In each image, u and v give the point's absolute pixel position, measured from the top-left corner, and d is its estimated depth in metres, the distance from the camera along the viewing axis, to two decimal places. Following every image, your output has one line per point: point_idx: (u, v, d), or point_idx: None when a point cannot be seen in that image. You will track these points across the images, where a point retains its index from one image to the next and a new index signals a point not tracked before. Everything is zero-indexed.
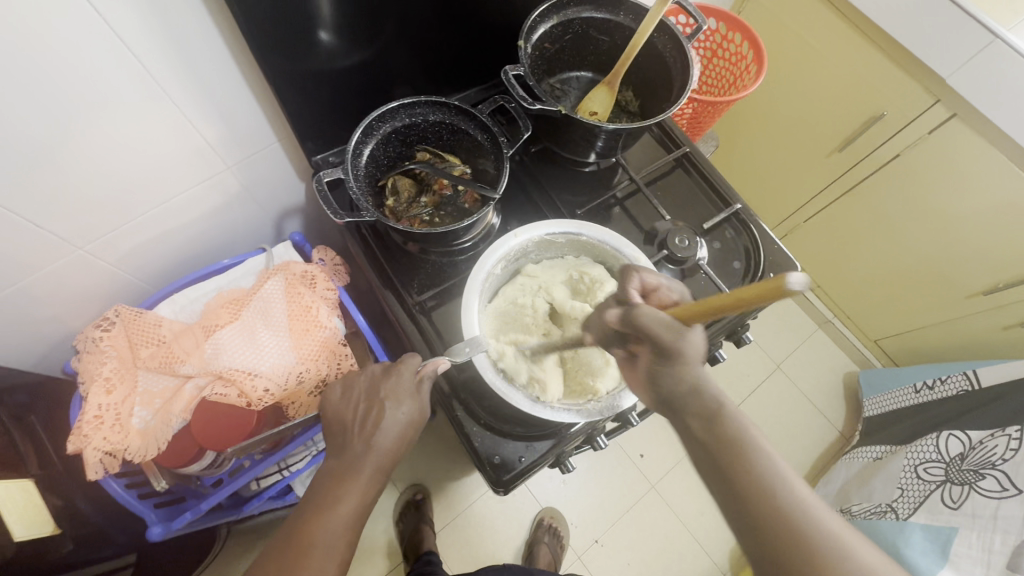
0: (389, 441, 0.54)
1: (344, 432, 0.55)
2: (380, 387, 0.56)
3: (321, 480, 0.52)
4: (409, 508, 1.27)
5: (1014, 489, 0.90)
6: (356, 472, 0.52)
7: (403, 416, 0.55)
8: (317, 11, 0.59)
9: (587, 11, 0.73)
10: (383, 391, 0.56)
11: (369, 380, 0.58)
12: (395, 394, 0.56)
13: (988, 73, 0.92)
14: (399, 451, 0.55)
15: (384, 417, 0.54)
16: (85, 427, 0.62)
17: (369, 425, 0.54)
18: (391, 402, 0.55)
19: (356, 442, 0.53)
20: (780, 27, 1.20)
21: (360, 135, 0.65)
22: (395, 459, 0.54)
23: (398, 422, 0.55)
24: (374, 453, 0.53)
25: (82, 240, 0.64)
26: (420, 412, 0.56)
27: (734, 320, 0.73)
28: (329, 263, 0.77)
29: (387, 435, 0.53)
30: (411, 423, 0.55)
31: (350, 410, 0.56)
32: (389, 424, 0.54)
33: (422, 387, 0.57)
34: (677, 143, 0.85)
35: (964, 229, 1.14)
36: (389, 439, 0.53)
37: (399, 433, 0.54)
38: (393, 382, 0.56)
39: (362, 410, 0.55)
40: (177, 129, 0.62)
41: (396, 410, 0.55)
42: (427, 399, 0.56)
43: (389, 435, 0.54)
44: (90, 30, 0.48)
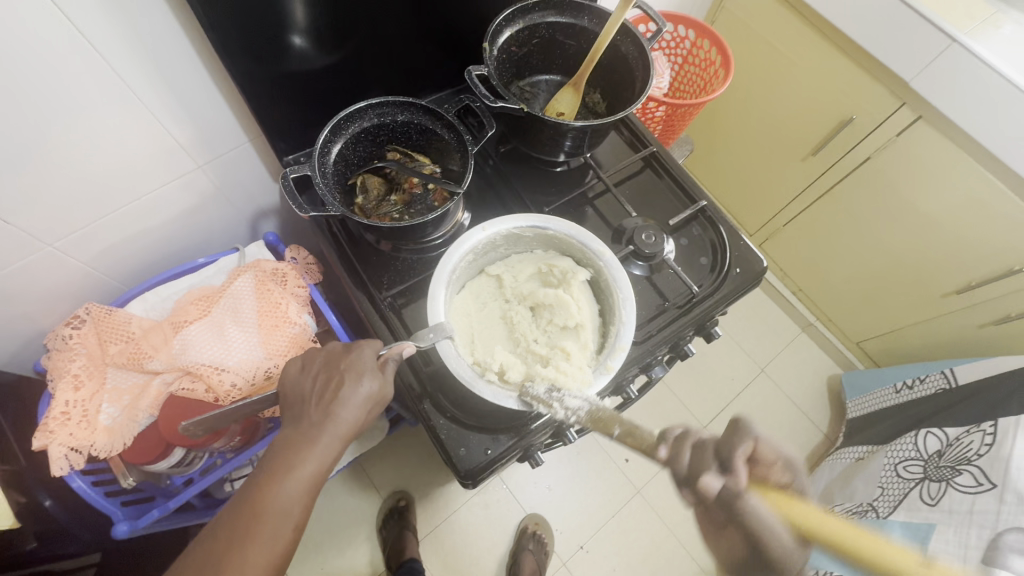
0: (352, 414, 0.54)
1: (301, 403, 0.55)
2: (341, 362, 0.57)
3: (275, 450, 0.52)
4: (392, 515, 1.26)
5: (989, 484, 0.91)
6: (314, 440, 0.53)
7: (366, 391, 0.55)
8: (287, 14, 0.61)
9: (552, 16, 0.76)
10: (344, 365, 0.57)
11: (329, 356, 0.58)
12: (357, 368, 0.56)
13: (947, 75, 0.95)
14: (360, 424, 0.56)
15: (344, 390, 0.55)
16: (51, 423, 0.62)
17: (328, 397, 0.55)
18: (351, 376, 0.56)
19: (318, 412, 0.54)
20: (752, 35, 1.24)
21: (329, 134, 0.67)
22: (355, 432, 0.56)
23: (359, 397, 0.55)
24: (334, 423, 0.53)
25: (52, 236, 0.64)
26: (382, 388, 0.57)
27: (701, 313, 0.74)
28: (302, 261, 0.79)
29: (350, 408, 0.54)
30: (373, 399, 0.56)
31: (308, 384, 0.56)
32: (351, 396, 0.55)
33: (387, 367, 0.58)
34: (645, 143, 0.86)
35: (933, 228, 1.16)
36: (351, 413, 0.54)
37: (361, 407, 0.55)
38: (356, 358, 0.57)
39: (321, 384, 0.56)
40: (148, 128, 0.63)
41: (358, 386, 0.55)
42: (389, 377, 0.58)
43: (351, 410, 0.54)
44: (55, 28, 0.49)
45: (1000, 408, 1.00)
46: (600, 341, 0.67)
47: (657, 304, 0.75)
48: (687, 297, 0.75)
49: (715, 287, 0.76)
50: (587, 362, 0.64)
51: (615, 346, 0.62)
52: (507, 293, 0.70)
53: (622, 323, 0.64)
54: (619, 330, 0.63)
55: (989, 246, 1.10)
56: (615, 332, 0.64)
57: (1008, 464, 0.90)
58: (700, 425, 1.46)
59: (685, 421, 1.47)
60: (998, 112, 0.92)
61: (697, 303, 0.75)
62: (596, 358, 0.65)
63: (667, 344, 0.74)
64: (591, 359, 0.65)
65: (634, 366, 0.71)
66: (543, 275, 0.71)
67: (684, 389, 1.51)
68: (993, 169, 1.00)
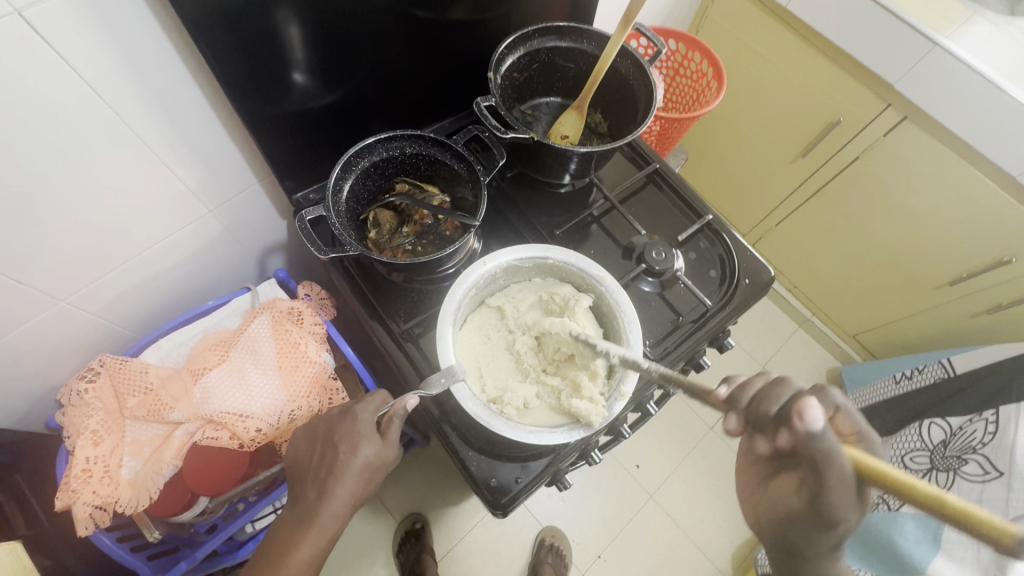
0: (349, 488, 0.54)
1: (303, 477, 0.56)
2: (338, 430, 0.56)
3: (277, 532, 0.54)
4: (409, 538, 1.25)
5: (996, 472, 0.93)
6: (311, 521, 0.53)
7: (363, 460, 0.54)
8: (292, 54, 0.61)
9: (552, 41, 0.76)
10: (338, 435, 0.56)
11: (328, 425, 0.58)
12: (353, 437, 0.55)
13: (931, 78, 0.98)
14: (360, 494, 0.55)
15: (341, 463, 0.54)
16: (73, 482, 0.61)
17: (326, 471, 0.55)
18: (347, 445, 0.55)
19: (314, 490, 0.54)
20: (737, 43, 1.26)
21: (339, 172, 0.67)
22: (356, 500, 0.55)
23: (356, 468, 0.54)
24: (330, 501, 0.53)
25: (64, 291, 0.63)
26: (381, 453, 0.55)
27: (715, 326, 0.75)
28: (315, 297, 0.79)
29: (344, 483, 0.54)
30: (373, 465, 0.55)
31: (310, 456, 0.57)
32: (348, 468, 0.54)
33: (388, 430, 0.56)
34: (647, 160, 0.88)
35: (922, 224, 1.19)
36: (346, 488, 0.54)
37: (358, 478, 0.55)
38: (351, 426, 0.56)
39: (319, 455, 0.57)
40: (158, 176, 0.63)
41: (356, 455, 0.54)
42: (393, 440, 0.55)
43: (347, 485, 0.54)
44: (66, 85, 0.48)
45: (999, 396, 1.02)
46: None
47: (670, 320, 0.76)
48: (700, 310, 0.76)
49: (726, 300, 0.77)
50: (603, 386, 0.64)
51: (625, 370, 0.62)
52: (511, 323, 0.70)
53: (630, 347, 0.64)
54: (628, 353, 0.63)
55: (977, 238, 1.13)
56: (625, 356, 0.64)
57: (1012, 451, 0.93)
58: (708, 427, 1.48)
59: (692, 423, 1.49)
60: (981, 109, 0.95)
61: (711, 316, 0.76)
62: (608, 384, 0.64)
63: (684, 359, 0.75)
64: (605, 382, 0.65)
65: (654, 383, 0.72)
66: (543, 302, 0.71)
67: (689, 392, 1.53)
68: (978, 164, 1.03)
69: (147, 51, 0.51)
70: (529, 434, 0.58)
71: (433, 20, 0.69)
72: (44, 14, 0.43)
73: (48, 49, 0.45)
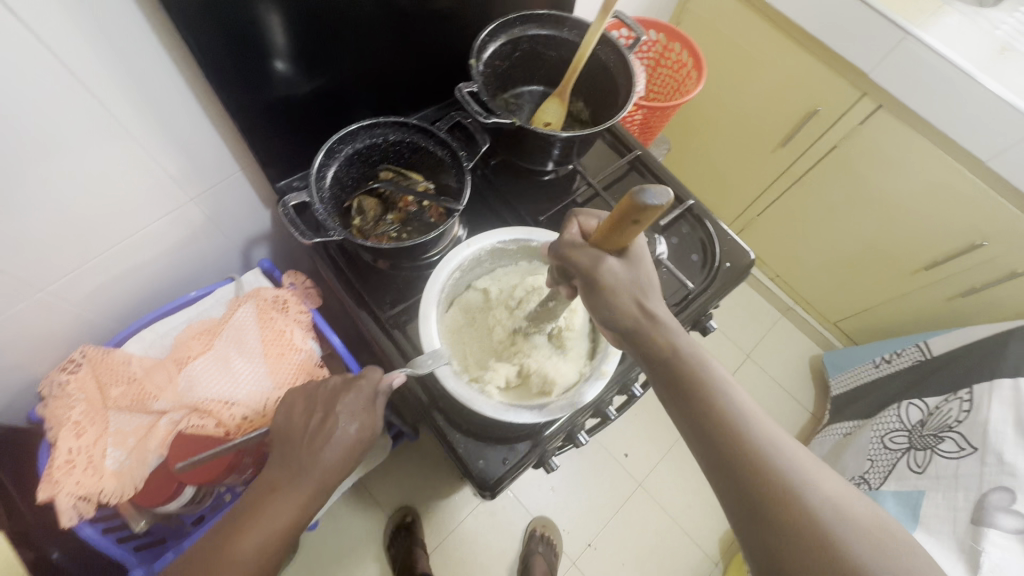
0: (338, 456, 0.54)
1: (292, 443, 0.56)
2: (335, 399, 0.57)
3: (258, 495, 0.53)
4: (399, 531, 1.25)
5: (970, 448, 0.96)
6: (296, 488, 0.53)
7: (355, 431, 0.55)
8: (273, 41, 0.60)
9: (533, 29, 0.77)
10: (337, 403, 0.56)
11: (326, 391, 0.59)
12: (350, 407, 0.56)
13: (904, 67, 1.00)
14: (347, 464, 0.56)
15: (333, 431, 0.55)
16: (56, 472, 0.60)
17: (317, 439, 0.55)
18: (342, 416, 0.55)
19: (304, 456, 0.54)
20: (717, 35, 1.28)
21: (322, 158, 0.67)
22: (343, 472, 0.55)
23: (348, 437, 0.55)
24: (320, 469, 0.54)
25: (43, 282, 0.63)
26: (372, 426, 0.57)
27: (697, 309, 0.77)
28: (301, 286, 0.78)
29: (334, 451, 0.54)
30: (362, 437, 0.56)
31: (300, 423, 0.57)
32: (339, 436, 0.55)
33: (378, 401, 0.57)
34: (629, 147, 0.89)
35: (898, 210, 1.22)
36: (336, 455, 0.54)
37: (347, 447, 0.55)
38: (348, 397, 0.56)
39: (312, 424, 0.56)
40: (139, 165, 0.62)
41: (348, 424, 0.55)
42: (381, 412, 0.57)
43: (336, 452, 0.54)
44: (44, 70, 0.48)
45: (973, 376, 1.06)
46: (592, 348, 0.69)
47: None
48: (683, 293, 0.77)
49: (708, 282, 0.79)
50: (584, 370, 0.65)
51: (607, 352, 0.64)
52: (494, 302, 0.70)
53: None
54: (610, 335, 0.64)
55: (951, 223, 1.16)
56: (606, 338, 0.65)
57: (986, 428, 0.95)
58: None
59: None
60: (953, 97, 0.98)
61: (692, 300, 0.77)
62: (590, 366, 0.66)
63: None
64: (586, 365, 0.66)
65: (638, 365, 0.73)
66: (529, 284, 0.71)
67: None
68: (950, 150, 1.06)
69: (127, 37, 0.51)
70: (508, 414, 0.59)
71: (415, 7, 0.69)
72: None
73: (26, 32, 0.45)
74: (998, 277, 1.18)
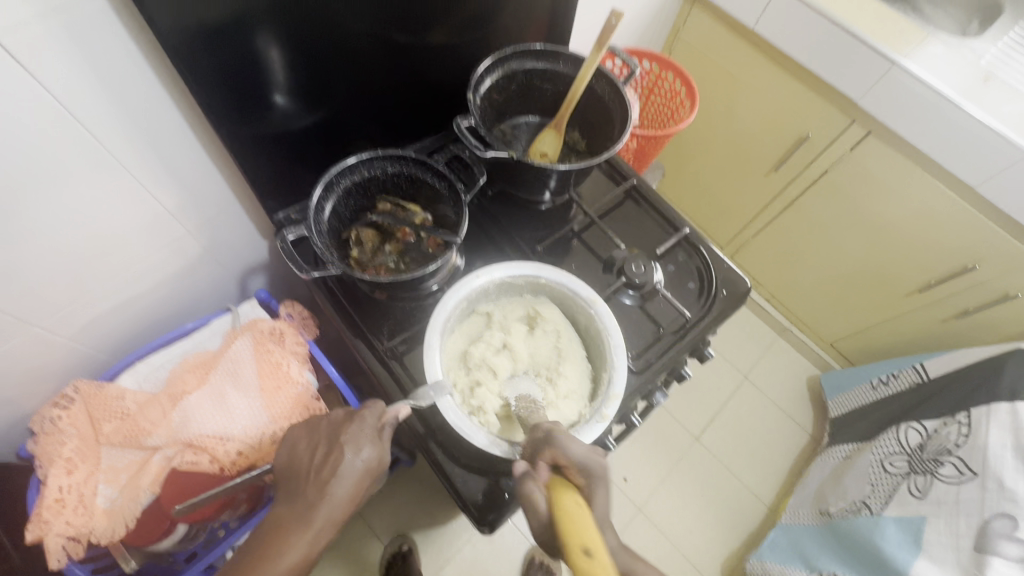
0: (346, 490, 0.53)
1: (300, 477, 0.54)
2: (340, 431, 0.55)
3: (265, 533, 0.52)
4: (395, 561, 1.23)
5: (970, 473, 0.95)
6: (307, 522, 0.51)
7: (362, 463, 0.54)
8: (271, 77, 0.61)
9: (529, 63, 0.79)
10: (342, 436, 0.54)
11: (331, 425, 0.57)
12: (355, 438, 0.54)
13: (891, 94, 1.03)
14: (357, 497, 0.54)
15: (342, 463, 0.53)
16: (44, 513, 0.60)
17: (326, 472, 0.53)
18: (350, 447, 0.54)
19: (311, 491, 0.53)
20: (709, 63, 1.31)
21: (322, 192, 0.68)
22: (352, 505, 0.54)
23: (356, 470, 0.53)
24: (328, 505, 0.52)
25: (38, 316, 0.62)
26: (380, 458, 0.55)
27: (696, 336, 0.77)
28: (297, 316, 0.78)
29: (343, 484, 0.53)
30: (370, 470, 0.54)
31: (305, 459, 0.55)
32: (347, 470, 0.53)
33: (384, 434, 0.56)
34: (625, 175, 0.90)
35: (890, 233, 1.24)
36: (345, 487, 0.53)
37: (357, 480, 0.54)
38: (355, 428, 0.55)
39: (319, 457, 0.55)
40: (136, 199, 0.62)
41: (356, 457, 0.54)
42: (387, 445, 0.56)
43: (346, 485, 0.53)
44: (44, 109, 0.48)
45: (971, 398, 1.06)
46: (593, 390, 0.68)
47: (652, 333, 0.77)
48: (680, 322, 0.78)
49: (705, 310, 0.79)
50: (583, 412, 0.64)
51: (609, 393, 0.63)
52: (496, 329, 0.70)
53: (613, 368, 0.65)
54: (611, 375, 0.64)
55: (943, 247, 1.17)
56: (608, 378, 0.65)
57: (985, 452, 0.95)
58: (693, 438, 1.49)
59: (678, 435, 1.50)
60: (940, 124, 1.00)
61: (691, 328, 0.77)
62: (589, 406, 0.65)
63: (666, 371, 0.76)
64: (586, 407, 0.65)
65: (637, 395, 0.73)
66: (531, 320, 0.71)
67: (673, 402, 1.55)
68: (939, 176, 1.08)
69: (125, 74, 0.52)
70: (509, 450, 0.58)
71: (412, 42, 0.70)
72: (21, 37, 0.43)
73: (25, 72, 0.45)
74: (992, 300, 1.18)
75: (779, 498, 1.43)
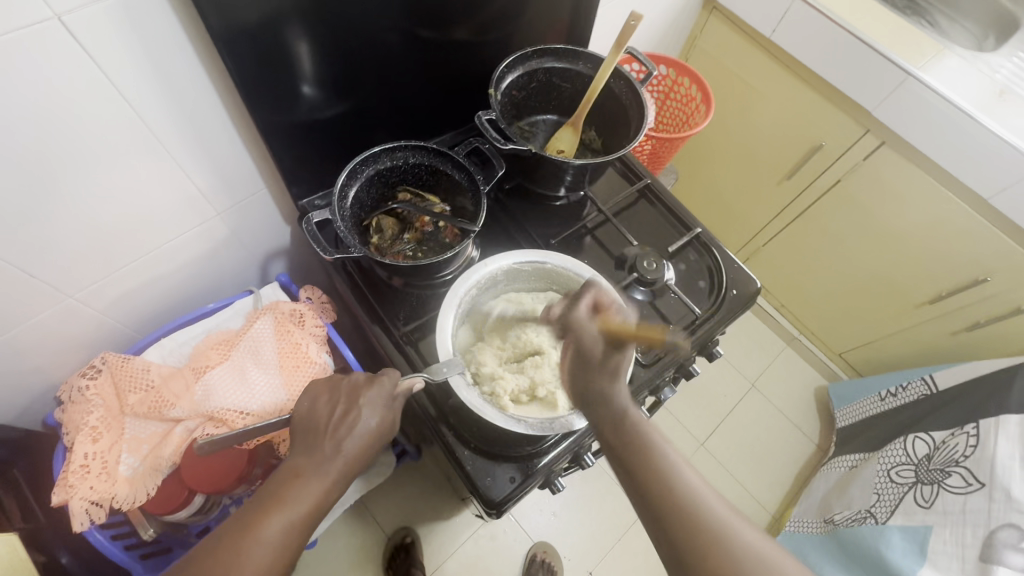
0: (361, 447, 0.55)
1: (318, 429, 0.56)
2: (360, 393, 0.58)
3: (280, 478, 0.53)
4: (398, 553, 1.24)
5: (978, 483, 0.95)
6: (323, 472, 0.53)
7: (376, 423, 0.57)
8: (302, 67, 0.64)
9: (550, 62, 0.81)
10: (361, 397, 0.57)
11: (350, 385, 0.59)
12: (372, 400, 0.57)
13: (905, 105, 1.04)
14: (368, 456, 0.57)
15: (359, 422, 0.56)
16: (71, 476, 0.62)
17: (343, 428, 0.55)
18: (366, 408, 0.57)
19: (328, 444, 0.55)
20: (724, 70, 1.32)
21: (345, 178, 0.70)
22: (364, 463, 0.56)
23: (370, 430, 0.56)
24: (344, 458, 0.54)
25: (72, 287, 0.65)
26: (391, 421, 0.58)
27: (705, 334, 0.78)
28: (316, 300, 0.82)
29: (358, 440, 0.55)
30: (381, 431, 0.57)
31: (323, 413, 0.57)
32: (362, 431, 0.56)
33: (399, 398, 0.59)
34: (639, 175, 0.92)
35: (901, 244, 1.24)
36: (360, 445, 0.55)
37: (370, 440, 0.56)
38: (371, 392, 0.58)
39: (337, 413, 0.57)
40: (170, 178, 0.64)
41: (371, 417, 0.57)
42: (398, 410, 0.59)
43: (361, 442, 0.55)
44: (97, 89, 0.51)
45: (980, 410, 1.06)
46: None
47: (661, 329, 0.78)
48: (690, 319, 0.79)
49: (715, 308, 0.80)
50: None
51: None
52: (517, 319, 0.72)
53: None
54: None
55: (955, 259, 1.17)
56: None
57: (992, 463, 0.95)
58: (698, 443, 1.49)
59: (683, 440, 1.50)
60: (955, 135, 1.00)
61: (700, 325, 0.78)
62: None
63: (674, 366, 0.77)
64: None
65: (645, 390, 0.74)
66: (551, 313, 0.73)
67: (678, 406, 1.55)
68: (953, 188, 1.09)
69: (172, 61, 0.54)
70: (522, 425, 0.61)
71: (437, 38, 0.73)
72: (79, 21, 0.46)
73: (81, 53, 0.48)
74: (1002, 313, 1.18)
75: (783, 507, 1.43)
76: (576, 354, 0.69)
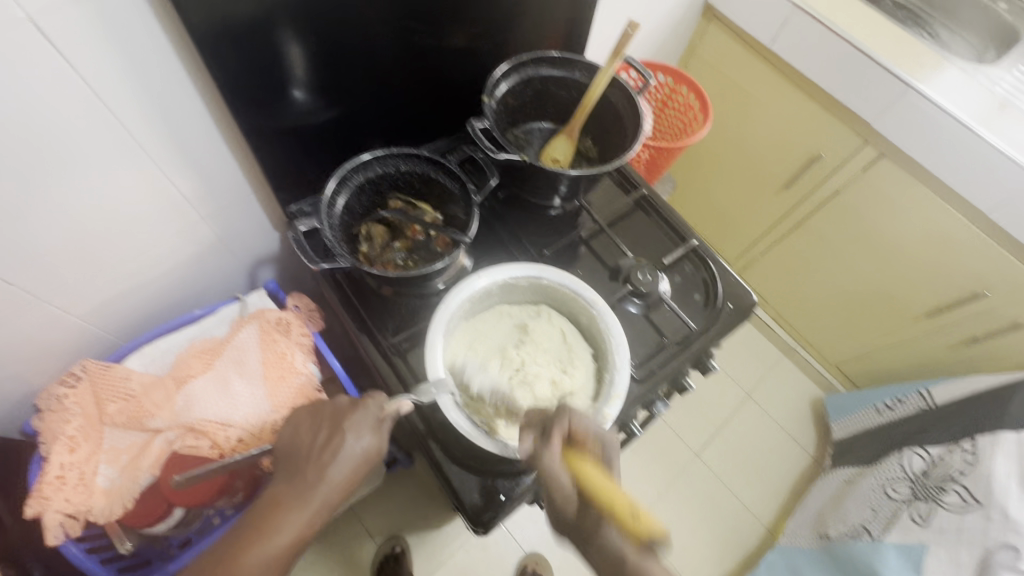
0: (344, 474, 0.53)
1: (301, 456, 0.55)
2: (343, 417, 0.55)
3: (261, 506, 0.53)
4: (387, 562, 1.22)
5: (974, 501, 0.94)
6: (303, 500, 0.52)
7: (362, 449, 0.54)
8: (292, 72, 0.63)
9: (546, 70, 0.79)
10: (345, 422, 0.55)
11: (333, 409, 0.57)
12: (357, 425, 0.55)
13: (905, 117, 1.03)
14: (354, 482, 0.55)
15: (342, 448, 0.54)
16: (45, 488, 0.61)
17: (326, 455, 0.54)
18: (350, 434, 0.54)
19: (308, 472, 0.53)
20: (723, 79, 1.32)
21: (334, 186, 0.69)
22: (349, 489, 0.55)
23: (355, 456, 0.54)
24: (326, 485, 0.53)
25: (51, 294, 0.63)
26: (378, 448, 0.55)
27: (700, 348, 0.76)
28: (304, 308, 0.79)
29: (342, 467, 0.53)
30: (368, 457, 0.55)
31: (307, 439, 0.56)
32: (345, 457, 0.54)
33: (384, 425, 0.56)
34: (635, 185, 0.91)
35: (900, 257, 1.23)
36: (344, 472, 0.53)
37: (355, 466, 0.54)
38: (356, 416, 0.55)
39: (320, 438, 0.55)
40: (153, 183, 0.63)
41: (356, 443, 0.54)
42: (386, 437, 0.56)
43: (344, 468, 0.53)
44: (74, 92, 0.50)
45: (978, 426, 1.04)
46: (597, 390, 0.68)
47: (655, 342, 0.76)
48: (684, 332, 0.77)
49: (711, 321, 0.78)
50: (586, 409, 0.65)
51: (610, 394, 0.64)
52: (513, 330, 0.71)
53: (615, 368, 0.66)
54: (613, 376, 0.65)
55: (954, 272, 1.16)
56: (610, 378, 0.66)
57: (989, 481, 0.94)
58: (693, 453, 1.48)
59: (677, 449, 1.48)
60: (955, 148, 0.99)
61: (695, 339, 0.77)
62: (592, 404, 0.66)
63: (668, 380, 0.75)
64: (589, 406, 0.66)
65: (638, 404, 0.72)
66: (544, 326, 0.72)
67: (673, 416, 1.53)
68: (953, 202, 1.08)
69: (154, 62, 0.53)
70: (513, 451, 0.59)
71: (430, 44, 0.72)
72: (55, 22, 0.45)
73: (56, 54, 0.46)
74: (1001, 328, 1.18)
75: (778, 520, 1.42)
76: (567, 369, 0.68)
